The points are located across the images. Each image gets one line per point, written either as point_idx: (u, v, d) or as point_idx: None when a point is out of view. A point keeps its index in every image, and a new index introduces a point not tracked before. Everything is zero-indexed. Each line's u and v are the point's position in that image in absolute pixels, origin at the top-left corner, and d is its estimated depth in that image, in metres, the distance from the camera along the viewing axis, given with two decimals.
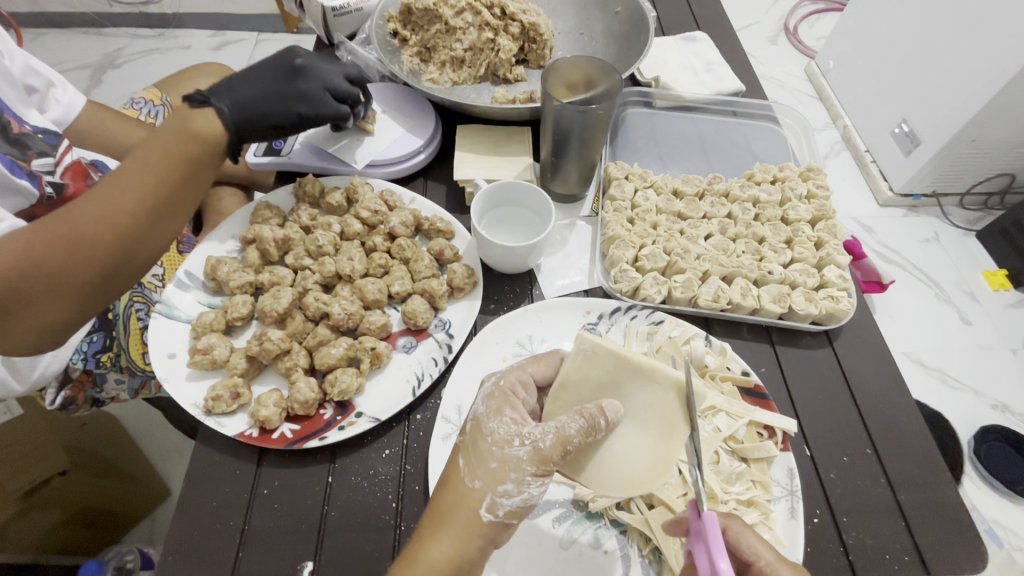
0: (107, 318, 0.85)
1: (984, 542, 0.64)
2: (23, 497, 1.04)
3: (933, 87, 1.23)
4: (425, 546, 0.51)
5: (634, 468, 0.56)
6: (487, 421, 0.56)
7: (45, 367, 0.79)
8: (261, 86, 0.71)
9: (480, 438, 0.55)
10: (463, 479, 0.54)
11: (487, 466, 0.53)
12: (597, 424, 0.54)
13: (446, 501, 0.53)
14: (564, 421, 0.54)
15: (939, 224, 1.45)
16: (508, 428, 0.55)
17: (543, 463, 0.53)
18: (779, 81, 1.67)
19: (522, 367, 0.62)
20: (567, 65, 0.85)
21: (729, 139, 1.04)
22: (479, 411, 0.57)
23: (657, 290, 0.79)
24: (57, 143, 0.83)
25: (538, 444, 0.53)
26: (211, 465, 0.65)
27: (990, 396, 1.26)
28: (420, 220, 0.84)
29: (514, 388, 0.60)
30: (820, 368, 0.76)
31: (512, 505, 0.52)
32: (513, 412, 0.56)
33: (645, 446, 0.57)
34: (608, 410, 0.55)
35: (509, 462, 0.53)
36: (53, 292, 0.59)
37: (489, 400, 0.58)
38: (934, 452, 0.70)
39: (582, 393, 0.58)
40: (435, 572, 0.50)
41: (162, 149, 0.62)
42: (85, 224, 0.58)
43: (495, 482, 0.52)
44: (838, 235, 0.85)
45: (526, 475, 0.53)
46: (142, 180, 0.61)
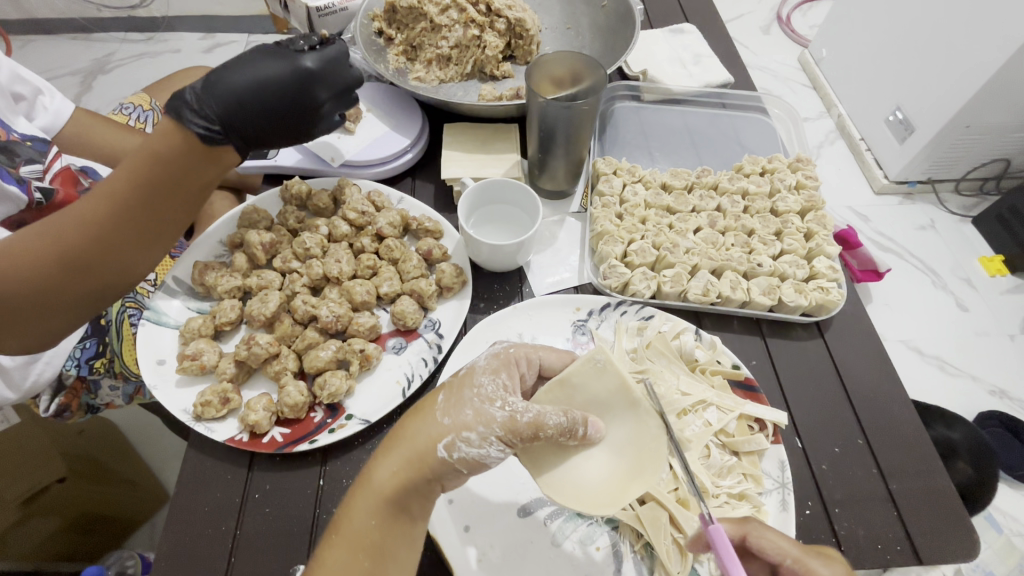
0: (101, 324, 0.86)
1: (975, 529, 0.64)
2: (22, 504, 1.09)
3: (927, 73, 1.22)
4: (376, 467, 0.52)
5: (584, 485, 0.58)
6: (479, 374, 0.55)
7: (38, 374, 0.79)
8: (275, 112, 0.66)
9: (468, 386, 0.54)
10: (434, 415, 0.53)
11: (463, 412, 0.53)
12: (574, 431, 0.56)
13: (411, 428, 0.53)
14: (547, 410, 0.55)
15: (935, 211, 1.44)
16: (497, 389, 0.54)
17: (511, 433, 0.52)
18: (771, 71, 1.66)
19: (534, 347, 0.63)
20: (551, 60, 0.85)
21: (719, 132, 1.03)
22: (478, 363, 0.57)
23: (646, 286, 0.78)
24: (46, 151, 0.83)
25: (516, 415, 0.52)
26: (202, 470, 0.65)
27: (987, 382, 1.26)
28: (408, 220, 0.83)
29: (520, 361, 0.60)
30: (812, 360, 0.76)
31: (468, 454, 0.51)
32: (507, 378, 0.56)
33: (607, 468, 0.59)
34: (590, 425, 0.57)
35: (483, 416, 0.52)
36: (46, 308, 0.60)
37: (491, 358, 0.58)
38: (925, 440, 0.70)
39: (577, 397, 0.61)
40: (382, 496, 0.50)
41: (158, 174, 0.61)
42: (77, 247, 0.58)
43: (462, 427, 0.52)
44: (828, 226, 0.85)
45: (491, 435, 0.52)
46: (134, 204, 0.60)
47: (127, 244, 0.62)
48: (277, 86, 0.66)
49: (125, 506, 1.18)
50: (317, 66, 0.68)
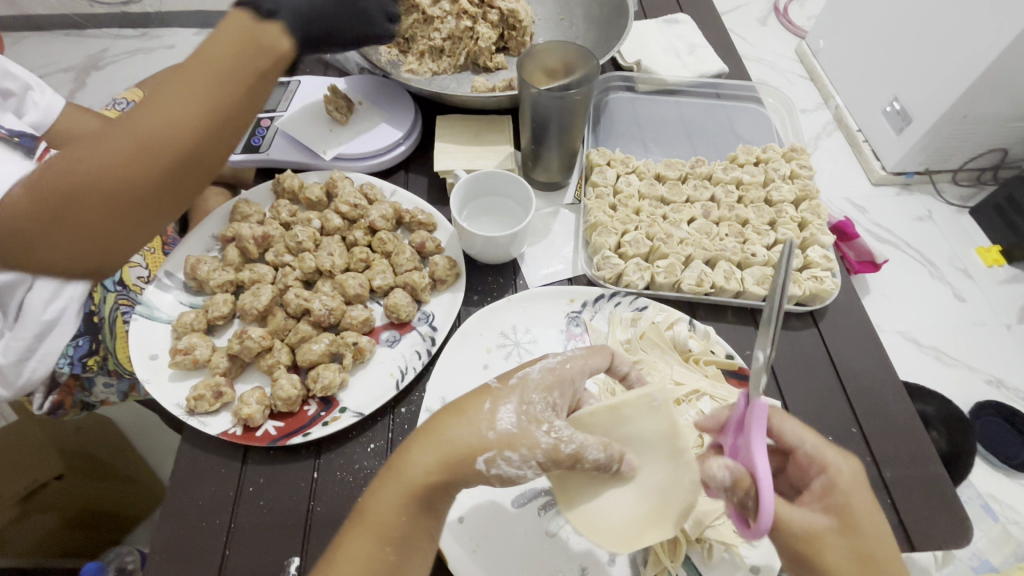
0: (93, 321, 0.84)
1: (969, 516, 0.64)
2: (21, 500, 1.06)
3: (924, 62, 1.22)
4: (409, 458, 0.51)
5: (607, 520, 0.56)
6: (531, 390, 0.55)
7: (31, 373, 0.77)
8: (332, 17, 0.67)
9: (515, 398, 0.53)
10: (478, 423, 0.52)
11: (507, 424, 0.52)
12: (609, 467, 0.54)
13: (450, 425, 0.52)
14: (591, 444, 0.53)
15: (932, 201, 1.44)
16: (546, 410, 0.54)
17: (551, 462, 0.51)
18: (768, 62, 1.65)
19: (585, 355, 0.60)
20: (544, 50, 0.84)
21: (714, 122, 1.03)
22: (531, 376, 0.56)
23: (640, 276, 0.78)
24: (35, 147, 0.75)
25: (560, 444, 0.51)
26: (197, 464, 0.65)
27: (984, 371, 1.26)
28: (401, 213, 0.83)
29: (574, 377, 0.58)
30: (806, 349, 0.76)
31: (506, 472, 0.51)
32: (558, 399, 0.56)
33: (633, 507, 0.56)
34: (625, 462, 0.55)
35: (529, 437, 0.51)
36: (105, 205, 0.54)
37: (546, 372, 0.56)
38: (919, 429, 0.70)
39: (619, 432, 0.56)
40: (415, 487, 0.50)
41: (219, 55, 0.57)
42: (144, 131, 0.54)
43: (506, 445, 0.51)
44: (822, 215, 0.85)
45: (532, 460, 0.51)
46: (199, 88, 0.56)
47: (186, 126, 0.55)
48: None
49: (122, 505, 1.19)
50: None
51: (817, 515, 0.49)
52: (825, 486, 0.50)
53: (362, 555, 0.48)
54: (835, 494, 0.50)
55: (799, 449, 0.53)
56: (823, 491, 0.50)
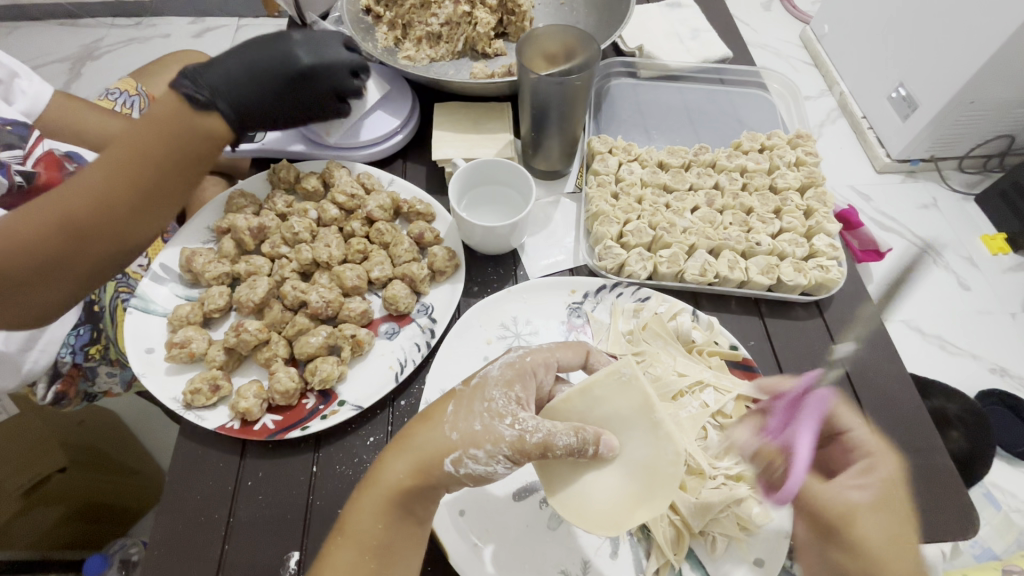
0: (94, 310, 0.84)
1: (973, 506, 0.64)
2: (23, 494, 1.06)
3: (931, 48, 1.19)
4: (385, 465, 0.52)
5: (589, 504, 0.54)
6: (492, 387, 0.55)
7: (33, 361, 0.80)
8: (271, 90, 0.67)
9: (478, 399, 0.54)
10: (443, 427, 0.53)
11: (470, 424, 0.52)
12: (585, 451, 0.53)
13: (419, 435, 0.53)
14: (558, 430, 0.52)
15: (937, 188, 1.42)
16: (508, 403, 0.54)
17: (519, 454, 0.51)
18: (773, 48, 1.62)
19: (551, 350, 0.61)
20: (544, 34, 0.82)
21: (717, 108, 1.01)
22: (492, 373, 0.56)
23: (643, 266, 0.77)
24: (29, 134, 0.81)
25: (524, 434, 0.51)
26: (194, 458, 0.64)
27: (988, 359, 1.25)
28: (399, 203, 0.82)
29: (538, 368, 0.59)
30: (811, 339, 0.75)
31: (475, 471, 0.51)
32: (521, 391, 0.55)
33: (614, 490, 0.55)
34: (602, 444, 0.53)
35: (491, 432, 0.51)
36: (50, 274, 0.60)
37: (505, 367, 0.57)
38: (925, 420, 0.69)
39: (595, 410, 0.57)
40: (391, 492, 0.51)
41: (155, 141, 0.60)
42: (77, 211, 0.58)
43: (470, 443, 0.51)
44: (828, 203, 0.83)
45: (498, 454, 0.51)
46: (135, 177, 0.60)
47: (112, 218, 0.60)
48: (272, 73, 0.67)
49: (126, 497, 1.16)
50: (304, 42, 0.70)
51: (853, 491, 0.51)
52: (866, 467, 0.55)
53: (347, 564, 0.49)
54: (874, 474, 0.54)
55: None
56: (863, 470, 0.54)
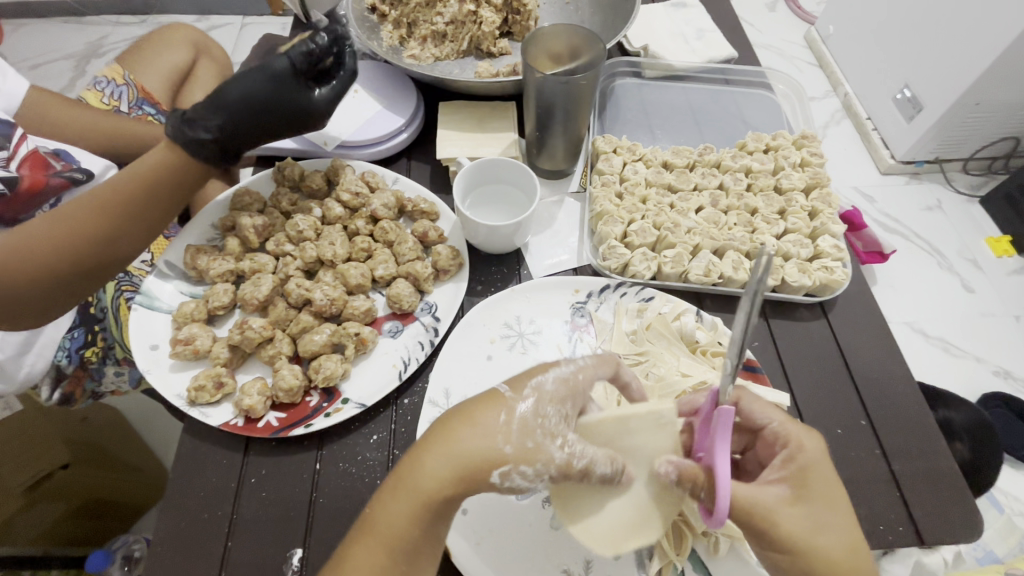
0: (92, 312, 0.85)
1: (978, 509, 0.63)
2: (26, 491, 1.06)
3: (936, 49, 1.19)
4: (424, 461, 0.49)
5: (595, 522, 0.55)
6: (544, 405, 0.52)
7: (29, 369, 0.78)
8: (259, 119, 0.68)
9: (531, 417, 0.51)
10: (495, 436, 0.50)
11: (524, 439, 0.50)
12: (614, 479, 0.53)
13: (461, 437, 0.50)
14: (600, 458, 0.51)
15: (942, 190, 1.41)
16: (558, 423, 0.52)
17: (562, 476, 0.51)
18: (777, 49, 1.61)
19: (598, 364, 0.57)
20: (549, 34, 0.82)
21: (722, 108, 1.01)
22: (545, 387, 0.53)
23: (647, 266, 0.77)
24: (10, 133, 0.74)
25: (572, 459, 0.51)
26: (197, 455, 0.64)
27: (992, 362, 1.25)
28: (403, 202, 0.82)
29: (586, 385, 0.56)
30: (816, 340, 0.75)
31: (517, 485, 0.50)
32: (570, 408, 0.53)
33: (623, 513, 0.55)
34: (626, 476, 0.54)
35: (543, 450, 0.50)
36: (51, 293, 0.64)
37: (560, 384, 0.54)
38: (930, 422, 0.69)
39: (626, 438, 0.54)
40: (423, 496, 0.48)
41: (157, 178, 0.65)
42: (82, 240, 0.63)
43: (523, 459, 0.49)
44: (833, 204, 0.83)
45: (544, 474, 0.50)
46: (138, 209, 0.65)
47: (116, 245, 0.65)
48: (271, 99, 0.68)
49: (129, 495, 1.16)
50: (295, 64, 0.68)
51: (772, 487, 0.50)
52: (785, 458, 0.52)
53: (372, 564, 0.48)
54: (793, 465, 0.52)
55: (767, 426, 0.55)
56: (783, 461, 0.52)
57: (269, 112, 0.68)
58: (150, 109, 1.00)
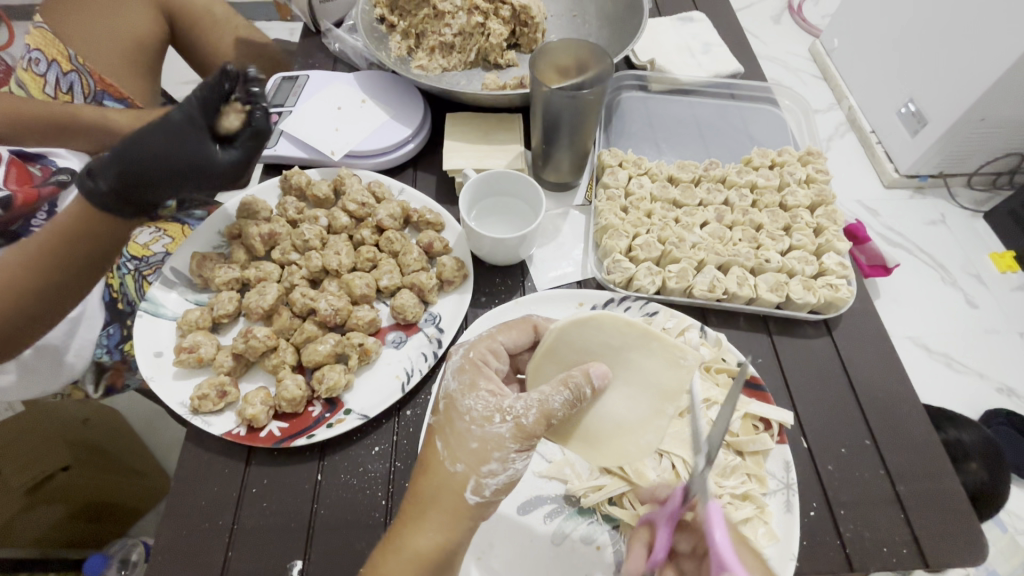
0: (118, 310, 0.89)
1: (982, 530, 0.63)
2: (27, 492, 1.06)
3: (942, 66, 1.19)
4: (411, 537, 0.49)
5: (601, 426, 0.59)
6: (463, 399, 0.54)
7: (71, 366, 0.85)
8: (167, 173, 0.62)
9: (457, 418, 0.53)
10: (443, 463, 0.52)
11: (468, 446, 0.52)
12: (580, 393, 0.54)
13: (429, 490, 0.51)
14: (549, 393, 0.53)
15: (945, 205, 1.41)
16: (487, 404, 0.53)
17: (527, 439, 0.52)
18: (782, 61, 1.62)
19: (494, 334, 0.60)
20: (556, 48, 0.82)
21: (728, 123, 1.01)
22: (453, 388, 0.55)
23: (651, 281, 0.77)
24: None
25: (521, 421, 0.52)
26: (199, 464, 0.64)
27: (995, 379, 1.24)
28: (409, 212, 0.82)
29: (486, 358, 0.58)
30: (819, 357, 0.75)
31: (498, 485, 0.51)
32: (489, 387, 0.55)
33: (624, 409, 0.59)
34: (591, 377, 0.55)
35: (490, 442, 0.51)
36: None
37: (460, 375, 0.56)
38: (934, 443, 0.69)
39: (588, 337, 0.58)
40: (417, 561, 0.48)
41: (64, 229, 0.61)
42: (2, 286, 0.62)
43: (479, 464, 0.51)
44: (839, 221, 0.83)
45: (510, 453, 0.51)
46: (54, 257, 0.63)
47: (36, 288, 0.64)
48: (182, 152, 0.62)
49: (127, 496, 1.15)
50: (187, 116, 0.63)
51: None
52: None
53: None
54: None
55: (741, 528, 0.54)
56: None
57: (180, 167, 0.62)
58: (111, 104, 0.95)
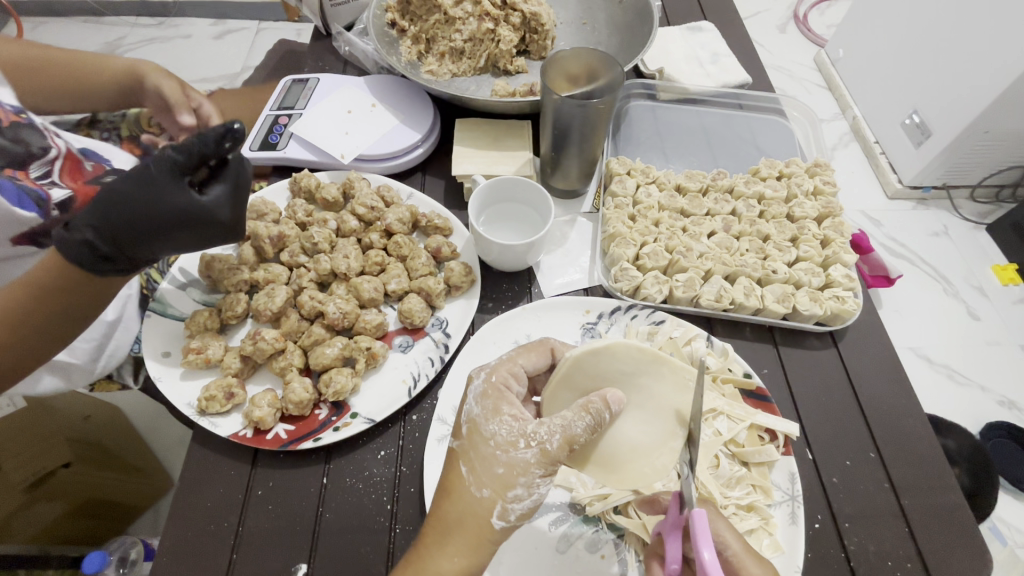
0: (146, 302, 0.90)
1: (986, 544, 0.63)
2: (29, 487, 1.05)
3: (946, 78, 1.20)
4: (434, 557, 0.49)
5: (622, 456, 0.57)
6: (486, 424, 0.54)
7: (105, 363, 0.85)
8: (143, 221, 0.59)
9: (482, 442, 0.54)
10: (470, 490, 0.52)
11: (494, 470, 0.52)
12: (601, 418, 0.54)
13: (450, 507, 0.52)
14: (571, 419, 0.53)
15: (948, 217, 1.42)
16: (511, 429, 0.53)
17: (549, 462, 0.52)
18: (787, 70, 1.62)
19: (513, 357, 0.60)
20: (567, 57, 0.82)
21: (735, 133, 1.01)
22: (475, 413, 0.56)
23: (658, 290, 0.77)
24: (50, 135, 0.77)
25: (545, 446, 0.52)
26: (205, 466, 0.65)
27: (996, 392, 1.24)
28: (417, 216, 0.82)
29: (507, 382, 0.58)
30: (824, 369, 0.75)
31: (524, 508, 0.52)
32: (511, 410, 0.55)
33: (642, 438, 0.57)
34: (611, 401, 0.54)
35: (517, 467, 0.52)
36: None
37: (483, 400, 0.56)
38: (937, 456, 0.69)
39: (606, 365, 0.57)
40: None
41: (41, 279, 0.59)
42: None
43: (504, 489, 0.51)
44: (845, 233, 0.83)
45: (534, 478, 0.52)
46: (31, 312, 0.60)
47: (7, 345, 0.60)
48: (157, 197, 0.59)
49: (127, 494, 1.16)
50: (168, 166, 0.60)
51: None
52: None
53: None
54: None
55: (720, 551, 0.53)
56: None
57: (159, 219, 0.59)
58: None
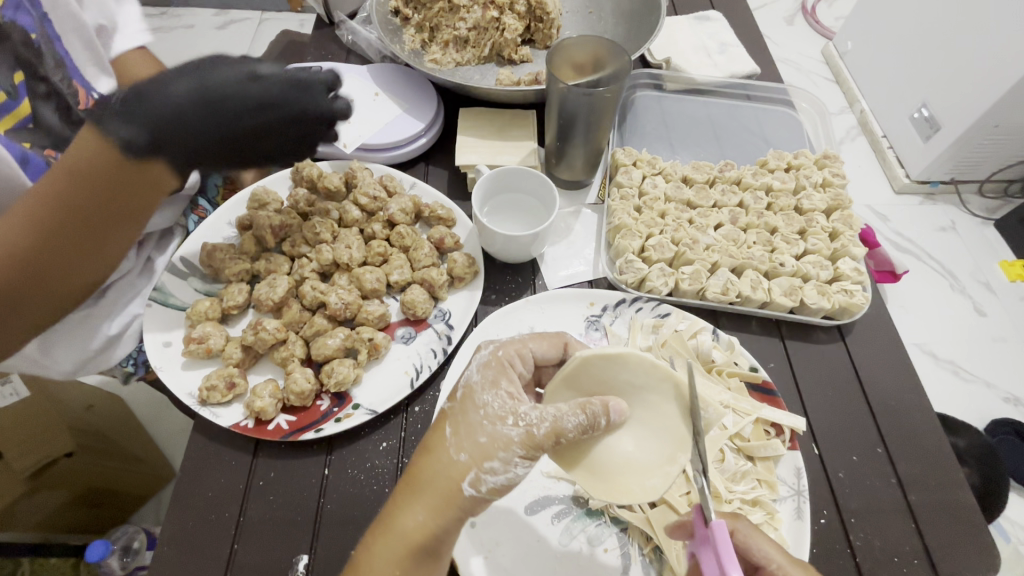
0: None
1: (992, 541, 0.62)
2: (30, 477, 1.00)
3: (957, 70, 1.18)
4: (398, 514, 0.50)
5: (613, 466, 0.56)
6: (480, 393, 0.53)
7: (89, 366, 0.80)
8: (206, 110, 0.58)
9: (472, 409, 0.53)
10: (447, 450, 0.51)
11: (476, 439, 0.51)
12: (597, 424, 0.53)
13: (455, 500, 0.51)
14: (565, 412, 0.52)
15: (956, 212, 1.40)
16: (503, 403, 0.53)
17: (531, 449, 0.51)
18: (795, 63, 1.60)
19: (525, 340, 0.60)
20: (574, 44, 0.81)
21: (742, 124, 1.00)
22: (473, 379, 0.55)
23: (664, 282, 0.76)
24: None
25: (531, 429, 0.51)
26: (206, 457, 0.64)
27: (1002, 389, 1.23)
28: (420, 206, 0.81)
29: (512, 360, 0.58)
30: (831, 363, 0.74)
31: (496, 484, 0.50)
32: (508, 386, 0.54)
33: (636, 449, 0.56)
34: (612, 411, 0.54)
35: (499, 440, 0.50)
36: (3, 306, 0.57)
37: (484, 369, 0.56)
38: (945, 453, 0.68)
39: (614, 373, 0.56)
40: (406, 538, 0.49)
41: (80, 166, 0.54)
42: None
43: (481, 458, 0.50)
44: (854, 226, 0.82)
45: (513, 456, 0.50)
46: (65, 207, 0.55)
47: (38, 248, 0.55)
48: (218, 81, 0.59)
49: (131, 485, 1.17)
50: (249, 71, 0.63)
51: None
52: None
53: None
54: None
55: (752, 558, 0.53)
56: None
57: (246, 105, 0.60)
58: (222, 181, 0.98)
